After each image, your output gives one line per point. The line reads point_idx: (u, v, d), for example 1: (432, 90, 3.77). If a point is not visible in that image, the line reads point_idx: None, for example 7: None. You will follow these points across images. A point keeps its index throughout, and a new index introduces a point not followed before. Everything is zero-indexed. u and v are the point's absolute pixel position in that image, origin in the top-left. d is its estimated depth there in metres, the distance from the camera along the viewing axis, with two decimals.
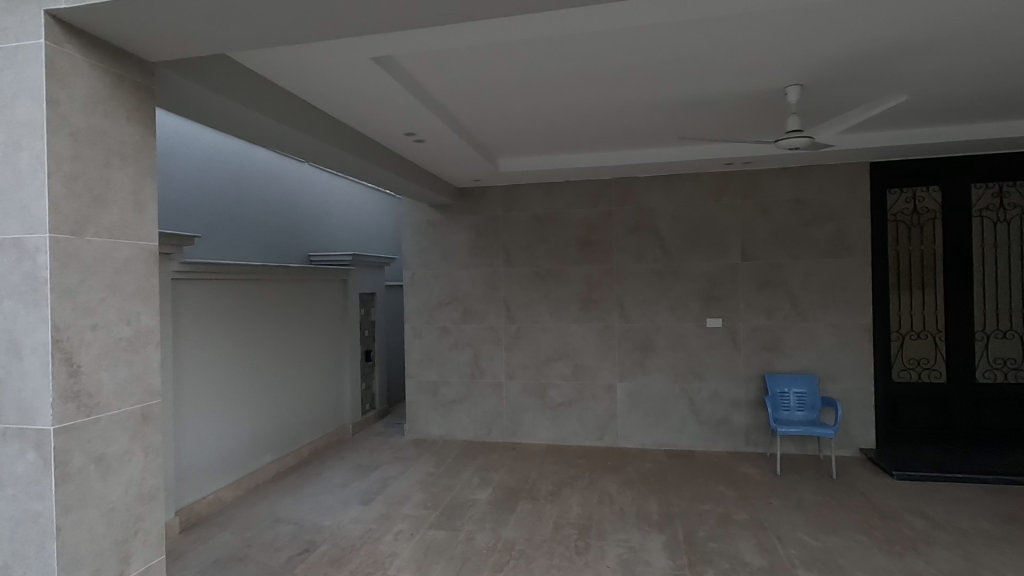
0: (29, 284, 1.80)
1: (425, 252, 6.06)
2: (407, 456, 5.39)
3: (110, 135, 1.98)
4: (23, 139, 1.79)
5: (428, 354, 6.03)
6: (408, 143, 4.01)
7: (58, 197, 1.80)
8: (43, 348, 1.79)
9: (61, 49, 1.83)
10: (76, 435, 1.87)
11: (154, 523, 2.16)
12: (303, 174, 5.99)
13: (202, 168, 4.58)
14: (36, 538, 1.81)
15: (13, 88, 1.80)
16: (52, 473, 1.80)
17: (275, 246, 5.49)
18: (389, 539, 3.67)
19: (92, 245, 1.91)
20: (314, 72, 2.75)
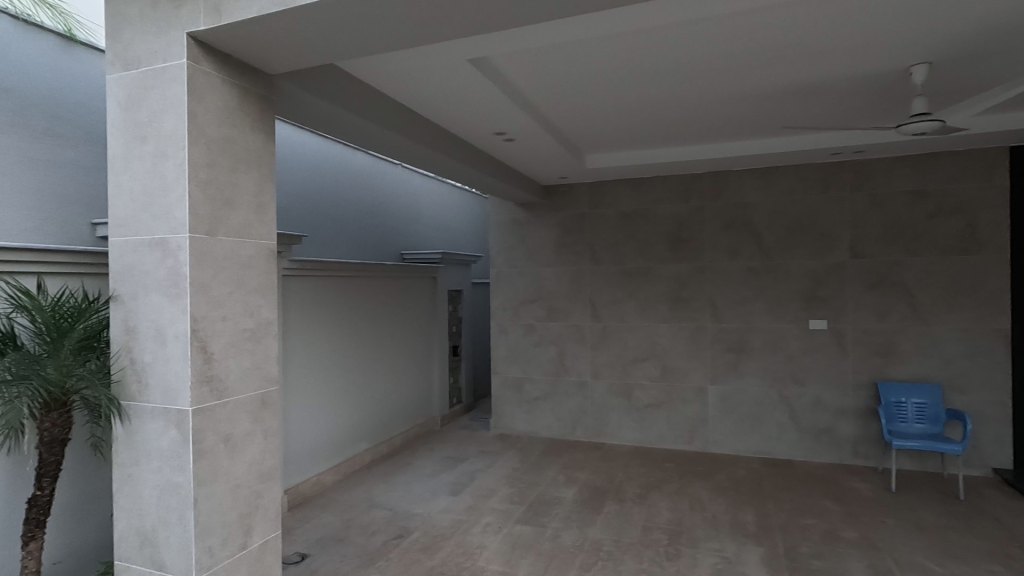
0: (172, 279, 2.01)
1: (511, 250, 6.12)
2: (492, 451, 5.49)
3: (237, 143, 2.16)
4: (169, 150, 2.00)
5: (513, 351, 6.10)
6: (498, 143, 4.06)
7: (196, 201, 1.99)
8: (184, 337, 2.00)
9: (199, 68, 2.02)
10: (209, 416, 2.06)
11: (272, 500, 2.35)
12: (397, 175, 6.25)
13: (309, 171, 4.92)
14: (177, 506, 2.03)
15: (160, 105, 2.01)
16: (190, 449, 2.00)
17: (372, 244, 5.78)
18: (477, 531, 3.76)
19: (222, 243, 2.10)
20: (412, 76, 2.85)
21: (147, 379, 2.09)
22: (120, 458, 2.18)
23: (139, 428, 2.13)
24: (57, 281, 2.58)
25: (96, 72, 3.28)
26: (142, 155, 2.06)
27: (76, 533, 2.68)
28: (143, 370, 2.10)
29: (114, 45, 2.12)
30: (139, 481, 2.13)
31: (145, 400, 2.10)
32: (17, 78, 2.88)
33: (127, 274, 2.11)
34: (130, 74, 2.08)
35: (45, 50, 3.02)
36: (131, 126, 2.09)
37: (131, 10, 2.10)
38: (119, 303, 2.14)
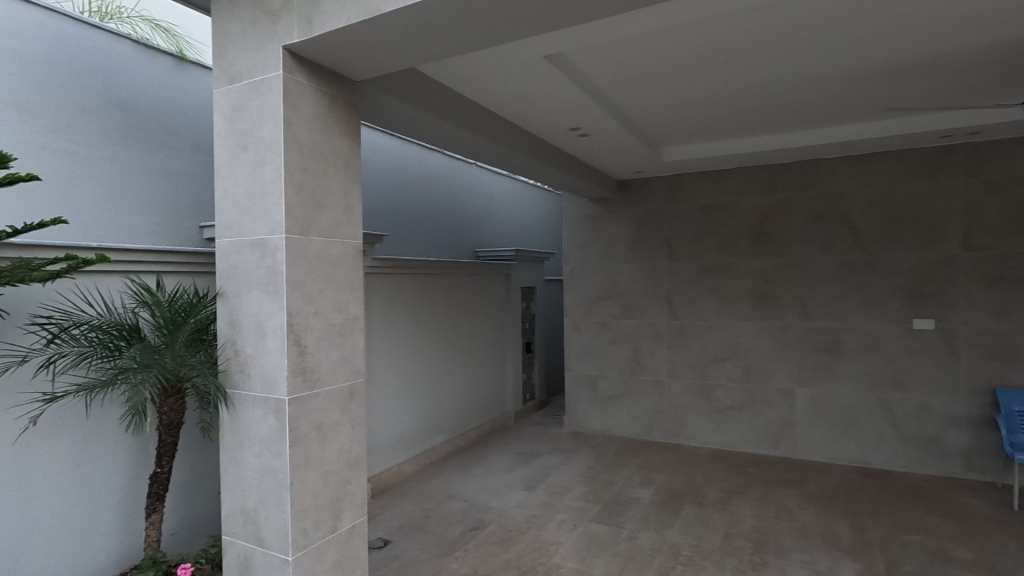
0: (270, 277, 2.15)
1: (585, 246, 6.06)
2: (566, 448, 5.47)
3: (327, 148, 2.29)
4: (267, 156, 2.14)
5: (587, 348, 6.04)
6: (573, 138, 4.03)
7: (291, 204, 2.13)
8: (281, 331, 2.14)
9: (294, 78, 2.16)
10: (303, 405, 2.20)
11: (359, 487, 2.47)
12: (472, 174, 6.36)
13: (390, 173, 5.12)
14: (275, 488, 2.18)
15: (260, 114, 2.16)
16: (287, 435, 2.14)
17: (448, 242, 5.92)
18: (553, 527, 3.76)
19: (314, 243, 2.23)
20: (489, 76, 2.89)
21: (249, 369, 2.26)
22: (226, 442, 2.37)
23: (242, 415, 2.30)
24: (173, 279, 2.85)
25: (202, 89, 3.55)
26: (244, 162, 2.22)
27: (189, 508, 2.95)
28: (245, 361, 2.27)
29: (219, 61, 2.30)
30: (242, 463, 2.31)
31: (247, 389, 2.27)
32: (138, 97, 3.20)
33: (231, 272, 2.28)
34: (234, 87, 2.25)
35: (161, 70, 3.32)
36: (234, 135, 2.26)
37: (233, 28, 2.27)
38: (224, 299, 2.32)
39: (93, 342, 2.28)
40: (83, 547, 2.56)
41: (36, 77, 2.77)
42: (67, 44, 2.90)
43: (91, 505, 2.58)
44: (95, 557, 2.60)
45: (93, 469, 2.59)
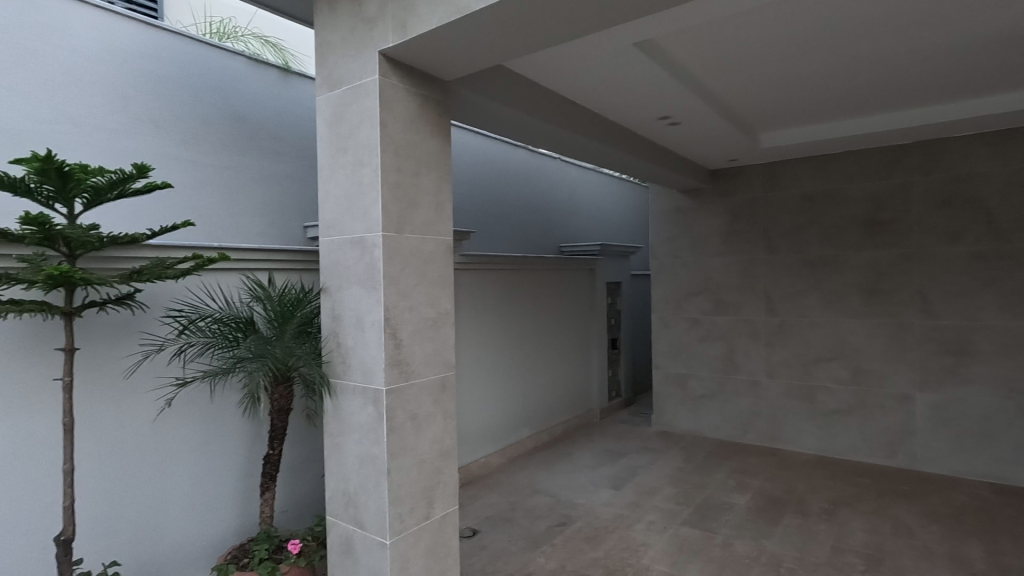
0: (369, 273, 2.26)
1: (674, 239, 5.84)
2: (654, 448, 5.32)
3: (419, 147, 2.36)
4: (365, 157, 2.24)
5: (676, 345, 5.83)
6: (662, 128, 3.89)
7: (387, 202, 2.22)
8: (378, 324, 2.24)
9: (389, 82, 2.24)
10: (399, 396, 2.29)
11: (451, 477, 2.54)
12: (557, 169, 6.34)
13: (477, 170, 5.21)
14: (374, 474, 2.29)
15: (358, 118, 2.27)
16: (384, 424, 2.24)
17: (533, 238, 5.94)
18: (641, 527, 3.67)
19: (409, 240, 2.31)
20: (575, 68, 2.85)
21: (350, 361, 2.39)
22: (329, 428, 2.52)
23: (343, 403, 2.44)
24: (283, 276, 3.08)
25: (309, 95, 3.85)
26: (344, 164, 2.35)
27: (297, 488, 3.18)
28: (346, 353, 2.40)
29: (322, 70, 2.44)
30: (343, 449, 2.44)
31: (348, 378, 2.40)
32: (251, 108, 3.48)
33: (333, 269, 2.42)
34: (334, 94, 2.38)
35: (270, 82, 3.59)
36: (335, 139, 2.39)
37: (333, 37, 2.40)
38: (327, 294, 2.47)
39: (216, 333, 2.52)
40: (208, 518, 2.83)
41: (167, 95, 3.10)
42: (192, 63, 3.21)
43: (215, 480, 2.86)
44: (218, 527, 2.87)
45: (216, 449, 2.86)
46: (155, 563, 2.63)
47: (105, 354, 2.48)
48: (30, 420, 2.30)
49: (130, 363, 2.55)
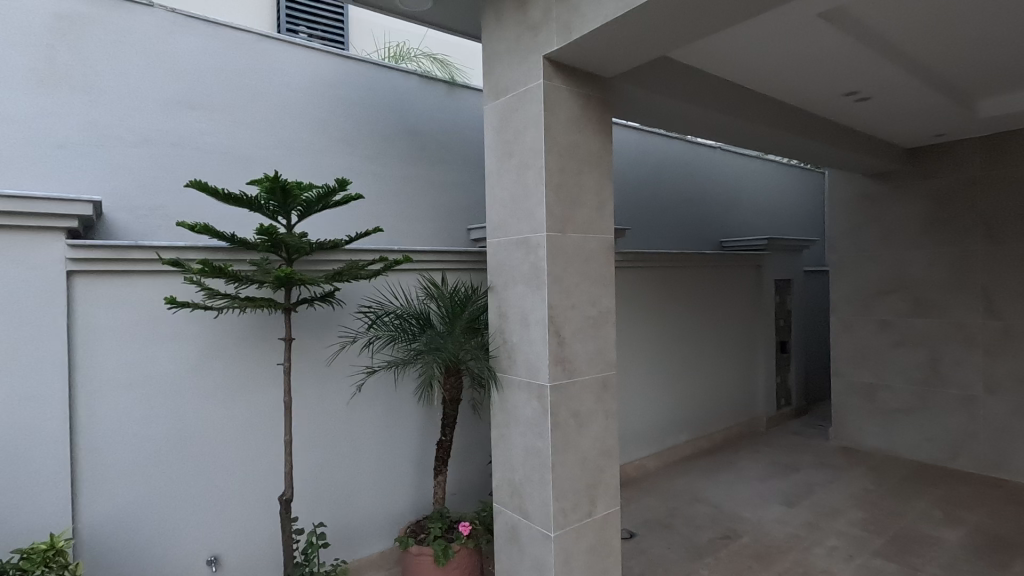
0: (533, 272, 2.33)
1: (859, 230, 5.14)
2: (834, 464, 4.75)
3: (581, 147, 2.38)
4: (530, 160, 2.32)
5: (862, 351, 5.14)
6: (846, 106, 3.46)
7: (551, 203, 2.27)
8: (543, 322, 2.30)
9: (553, 85, 2.29)
10: (563, 392, 2.33)
11: (613, 478, 2.53)
12: (718, 158, 5.95)
13: (632, 165, 5.12)
14: (539, 467, 2.36)
15: (523, 123, 2.35)
16: (549, 419, 2.30)
17: (691, 233, 5.66)
18: (822, 552, 3.31)
19: (571, 239, 2.34)
20: (747, 50, 2.65)
21: (515, 356, 2.49)
22: (496, 420, 2.65)
23: (509, 397, 2.54)
24: (454, 276, 3.31)
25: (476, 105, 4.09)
26: (510, 168, 2.44)
27: (465, 474, 3.40)
28: (512, 349, 2.50)
29: (489, 80, 2.57)
30: (509, 441, 2.55)
31: (514, 373, 2.50)
32: (424, 122, 3.80)
33: (500, 268, 2.54)
34: (501, 101, 2.49)
35: (440, 97, 3.88)
36: (501, 145, 2.50)
37: (499, 47, 2.52)
38: (494, 293, 2.60)
39: (398, 327, 2.79)
40: (391, 494, 3.16)
41: (357, 116, 3.52)
42: (375, 86, 3.59)
43: (396, 460, 3.18)
44: (399, 502, 3.19)
45: (396, 431, 3.18)
46: (349, 528, 3.01)
47: (312, 344, 2.88)
48: (258, 396, 2.77)
49: (330, 352, 2.94)
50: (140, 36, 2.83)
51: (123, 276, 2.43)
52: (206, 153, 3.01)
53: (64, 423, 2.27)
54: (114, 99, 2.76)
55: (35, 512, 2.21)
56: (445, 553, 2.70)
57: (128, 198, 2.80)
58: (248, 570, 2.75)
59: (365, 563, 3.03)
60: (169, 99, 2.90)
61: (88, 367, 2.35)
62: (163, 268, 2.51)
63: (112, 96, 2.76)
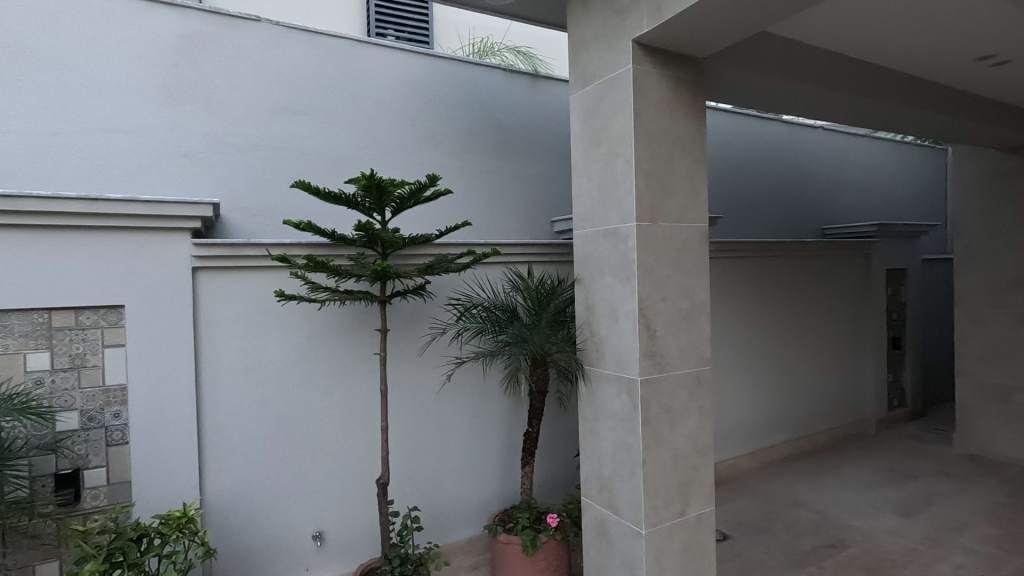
0: (622, 262, 2.28)
1: (991, 213, 4.56)
2: (958, 474, 4.28)
3: (673, 133, 2.28)
4: (618, 148, 2.26)
5: (994, 348, 4.57)
6: (978, 72, 3.06)
7: (641, 192, 2.20)
8: (633, 314, 2.24)
9: (643, 69, 2.21)
10: (653, 387, 2.26)
11: (707, 477, 2.43)
12: (821, 138, 5.51)
13: (724, 149, 4.86)
14: (628, 462, 2.31)
15: (612, 110, 2.29)
16: (639, 415, 2.24)
17: (789, 221, 5.29)
18: (945, 570, 2.99)
19: (663, 229, 2.26)
20: (859, 18, 2.42)
21: (603, 349, 2.44)
22: (584, 413, 2.61)
23: (597, 391, 2.50)
24: (540, 268, 3.31)
25: (560, 95, 4.05)
26: (598, 158, 2.39)
27: (552, 467, 3.41)
28: (600, 342, 2.46)
29: (575, 68, 2.53)
30: (597, 436, 2.52)
31: (602, 366, 2.45)
32: (509, 116, 3.82)
33: (587, 260, 2.50)
34: (588, 90, 2.44)
35: (525, 90, 3.89)
36: (588, 134, 2.45)
37: (586, 34, 2.47)
38: (581, 285, 2.56)
39: (485, 320, 2.84)
40: (480, 483, 3.23)
41: (444, 113, 3.61)
42: (460, 82, 3.66)
43: (484, 450, 3.25)
44: (487, 491, 3.26)
45: (484, 422, 3.24)
46: (440, 514, 3.11)
47: (405, 335, 3.00)
48: (356, 384, 2.93)
49: (422, 343, 3.05)
50: (249, 49, 3.06)
51: (237, 271, 2.65)
52: (307, 155, 3.21)
53: (192, 405, 2.51)
54: (228, 110, 3.01)
55: (171, 484, 2.47)
56: (533, 543, 2.72)
57: (240, 200, 3.04)
58: (349, 547, 2.93)
59: (455, 547, 3.13)
60: (275, 106, 3.13)
61: (210, 355, 2.59)
62: (272, 263, 2.70)
63: (226, 106, 3.01)
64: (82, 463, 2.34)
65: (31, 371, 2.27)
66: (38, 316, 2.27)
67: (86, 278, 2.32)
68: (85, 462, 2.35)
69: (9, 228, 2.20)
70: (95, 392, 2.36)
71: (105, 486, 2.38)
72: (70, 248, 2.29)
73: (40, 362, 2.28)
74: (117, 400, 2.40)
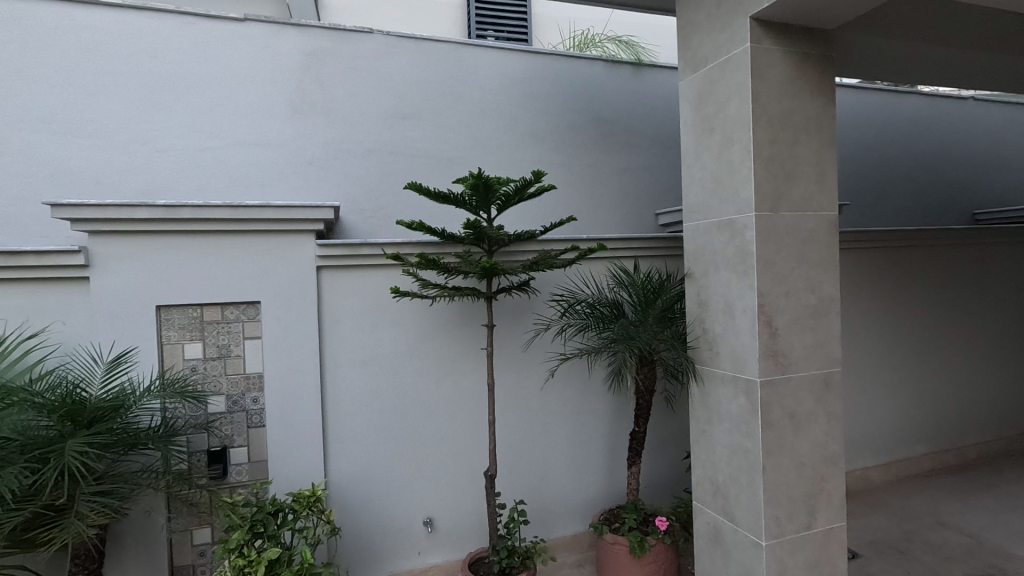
0: (739, 256, 2.14)
1: None
2: None
3: (797, 115, 2.10)
4: (734, 134, 2.12)
5: None
6: None
7: (760, 180, 2.04)
8: (752, 311, 2.09)
9: (762, 46, 2.05)
10: (775, 389, 2.10)
11: (837, 489, 2.23)
12: (971, 110, 4.83)
13: (852, 129, 4.41)
14: (746, 468, 2.17)
15: (727, 93, 2.15)
16: (759, 418, 2.09)
17: (930, 206, 4.71)
18: None
19: (785, 219, 2.09)
20: None
21: (718, 348, 2.31)
22: (696, 415, 2.49)
23: (711, 391, 2.37)
24: (647, 263, 3.21)
25: (665, 82, 3.90)
26: (711, 145, 2.26)
27: (659, 468, 3.30)
28: (714, 340, 2.33)
29: (685, 53, 2.41)
30: (711, 439, 2.39)
31: (717, 366, 2.32)
32: (612, 107, 3.74)
33: (699, 254, 2.38)
34: (699, 74, 2.31)
35: (628, 79, 3.79)
36: (700, 121, 2.32)
37: (696, 15, 2.34)
38: (693, 280, 2.44)
39: (590, 315, 2.80)
40: (584, 480, 3.21)
41: (546, 108, 3.61)
42: (561, 76, 3.64)
43: (588, 447, 3.22)
44: (592, 488, 3.23)
45: (588, 419, 3.21)
46: (544, 509, 3.13)
47: (510, 330, 3.04)
48: (463, 377, 3.02)
49: (527, 339, 3.07)
50: (362, 60, 3.25)
51: (356, 269, 2.83)
52: (416, 157, 3.36)
53: (317, 392, 2.73)
54: (345, 118, 3.22)
55: (301, 464, 2.71)
56: (641, 545, 2.64)
57: (357, 202, 3.25)
58: (457, 534, 3.04)
59: (559, 542, 3.14)
60: (387, 112, 3.30)
61: (332, 347, 2.79)
62: (387, 262, 2.86)
63: (344, 115, 3.22)
64: (228, 442, 2.62)
65: (188, 359, 2.57)
66: (193, 310, 2.57)
67: (230, 276, 2.59)
68: (231, 441, 2.63)
69: (170, 233, 2.51)
70: (239, 379, 2.64)
71: (247, 464, 2.65)
72: (216, 250, 2.57)
73: (194, 351, 2.58)
74: (256, 386, 2.66)
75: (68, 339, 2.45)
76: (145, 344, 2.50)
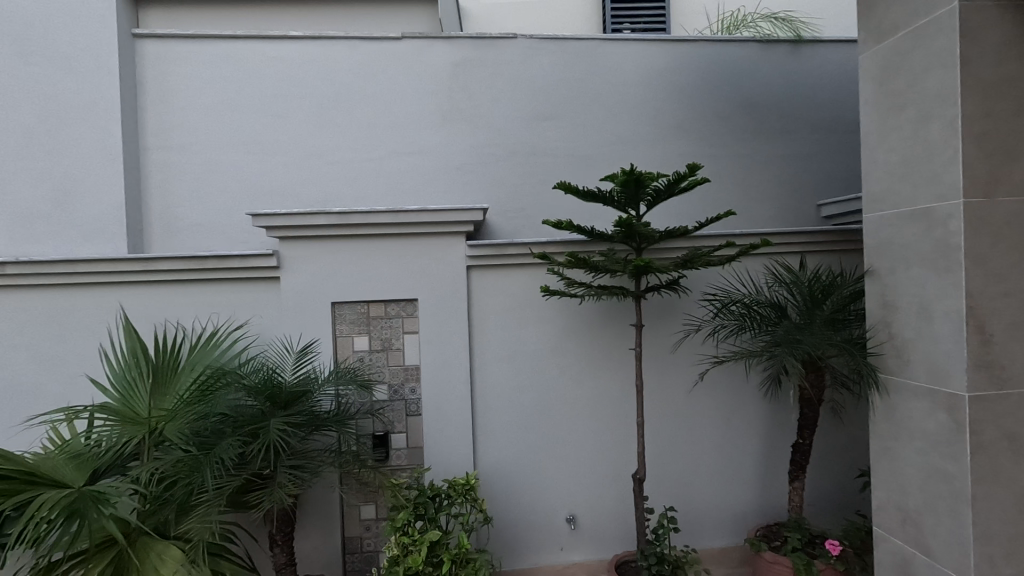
0: (939, 251, 1.85)
1: None
2: None
3: (1020, 81, 1.77)
4: (934, 110, 1.83)
5: None
6: None
7: (971, 161, 1.75)
8: (957, 314, 1.80)
9: (973, 4, 1.75)
10: (989, 406, 1.79)
11: None
12: None
13: None
14: (948, 496, 1.87)
15: (925, 63, 1.87)
16: (966, 439, 1.79)
17: None
18: None
19: (1003, 205, 1.77)
20: None
21: (909, 355, 2.03)
22: (878, 430, 2.21)
23: (898, 404, 2.08)
24: (814, 260, 2.92)
25: (831, 57, 3.51)
26: (900, 125, 1.98)
27: (824, 486, 2.99)
28: (904, 346, 2.05)
29: (865, 23, 2.14)
30: (898, 458, 2.09)
31: (907, 375, 2.04)
32: (766, 91, 3.46)
33: (884, 249, 2.10)
34: (885, 45, 2.04)
35: (785, 59, 3.48)
36: (885, 98, 2.05)
37: None
38: (874, 278, 2.17)
39: (746, 316, 2.60)
40: (735, 492, 3.01)
41: (693, 98, 3.43)
42: (709, 63, 3.44)
43: (742, 456, 3.01)
44: (744, 500, 3.02)
45: (741, 427, 3.00)
46: (691, 518, 2.99)
47: (657, 329, 2.95)
48: (608, 376, 2.99)
49: (676, 339, 2.95)
50: (507, 65, 3.35)
51: (503, 269, 2.92)
52: (558, 157, 3.39)
53: (467, 386, 2.86)
54: (490, 123, 3.34)
55: (454, 453, 2.86)
56: (808, 569, 2.40)
57: (501, 204, 3.35)
58: (599, 534, 3.01)
59: (709, 555, 2.97)
60: (529, 114, 3.36)
61: (481, 343, 2.92)
62: (532, 261, 2.91)
63: (489, 120, 3.34)
64: (390, 427, 2.86)
65: (356, 351, 2.85)
66: (361, 307, 2.84)
67: (392, 276, 2.82)
68: (392, 427, 2.86)
69: (342, 237, 2.78)
70: (399, 370, 2.86)
71: (405, 449, 2.86)
72: (380, 253, 2.81)
73: (362, 344, 2.85)
74: (413, 378, 2.86)
75: (264, 332, 2.84)
76: (324, 337, 2.80)
